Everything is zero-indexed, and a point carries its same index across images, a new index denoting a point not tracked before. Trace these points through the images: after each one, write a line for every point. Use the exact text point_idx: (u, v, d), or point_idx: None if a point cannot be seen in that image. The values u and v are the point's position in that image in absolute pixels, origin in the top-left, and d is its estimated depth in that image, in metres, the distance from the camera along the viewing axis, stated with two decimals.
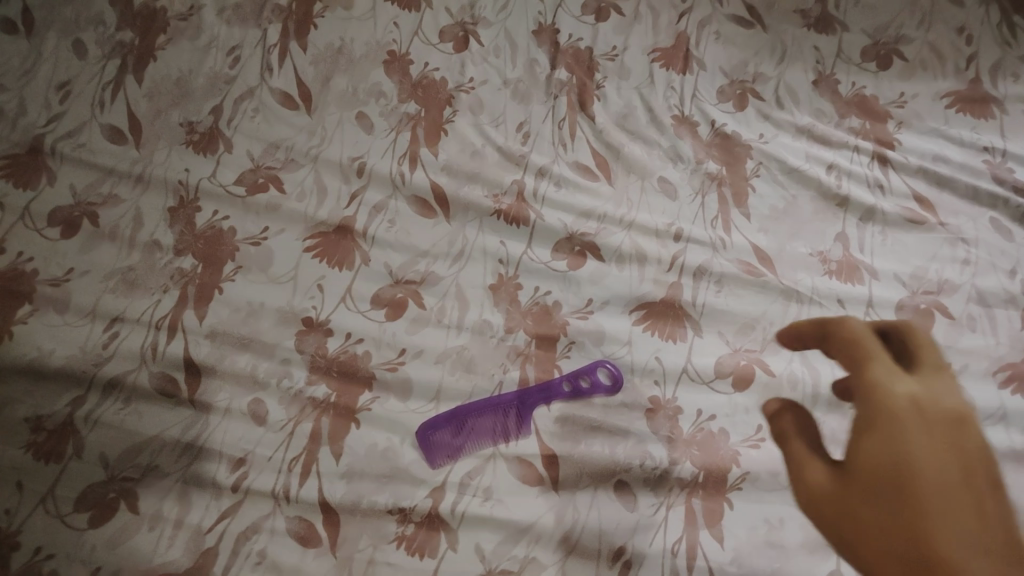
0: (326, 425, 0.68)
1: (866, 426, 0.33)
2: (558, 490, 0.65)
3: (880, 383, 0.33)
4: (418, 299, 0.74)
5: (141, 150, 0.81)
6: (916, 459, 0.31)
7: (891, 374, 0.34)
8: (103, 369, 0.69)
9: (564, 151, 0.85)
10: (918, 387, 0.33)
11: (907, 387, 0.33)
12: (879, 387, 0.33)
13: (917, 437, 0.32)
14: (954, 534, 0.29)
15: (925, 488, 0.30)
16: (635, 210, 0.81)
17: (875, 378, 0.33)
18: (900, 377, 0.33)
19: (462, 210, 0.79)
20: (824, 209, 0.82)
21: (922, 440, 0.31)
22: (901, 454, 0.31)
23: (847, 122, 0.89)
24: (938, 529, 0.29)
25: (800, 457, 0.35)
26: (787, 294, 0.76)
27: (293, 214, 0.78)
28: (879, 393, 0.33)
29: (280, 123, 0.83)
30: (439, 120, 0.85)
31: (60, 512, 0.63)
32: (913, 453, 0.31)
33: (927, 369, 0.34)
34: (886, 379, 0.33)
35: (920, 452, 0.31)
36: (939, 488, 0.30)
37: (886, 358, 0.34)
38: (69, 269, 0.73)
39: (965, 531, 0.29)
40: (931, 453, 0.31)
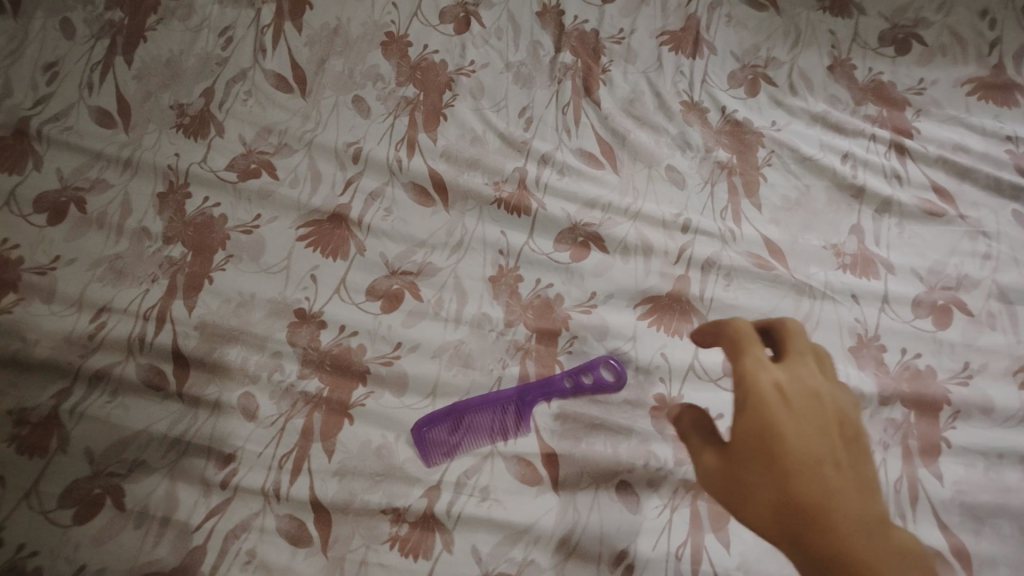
0: (318, 421, 0.65)
1: (743, 406, 0.40)
2: (558, 490, 0.63)
3: (754, 370, 0.41)
4: (414, 290, 0.71)
5: (130, 134, 0.78)
6: (784, 425, 0.39)
7: (760, 364, 0.42)
8: (88, 360, 0.67)
9: (568, 137, 0.82)
10: (783, 372, 0.42)
11: (774, 372, 0.41)
12: (755, 372, 0.41)
13: (781, 413, 0.39)
14: (811, 481, 0.37)
15: (791, 447, 0.38)
16: (641, 199, 0.78)
17: (748, 363, 0.41)
18: (769, 364, 0.42)
19: (462, 198, 0.77)
20: (838, 200, 0.79)
21: (788, 411, 0.40)
22: (772, 424, 0.39)
23: (863, 109, 0.86)
24: (799, 478, 0.38)
25: (695, 448, 0.43)
26: (799, 289, 0.73)
27: (287, 202, 0.75)
28: (749, 380, 0.41)
29: (274, 106, 0.80)
30: (439, 104, 0.82)
31: (43, 508, 0.60)
32: (782, 420, 0.39)
33: (791, 359, 0.43)
34: (755, 369, 0.41)
35: (784, 423, 0.39)
36: (797, 447, 0.38)
37: (759, 348, 0.43)
38: (55, 256, 0.71)
39: (821, 476, 0.38)
40: (791, 418, 0.39)
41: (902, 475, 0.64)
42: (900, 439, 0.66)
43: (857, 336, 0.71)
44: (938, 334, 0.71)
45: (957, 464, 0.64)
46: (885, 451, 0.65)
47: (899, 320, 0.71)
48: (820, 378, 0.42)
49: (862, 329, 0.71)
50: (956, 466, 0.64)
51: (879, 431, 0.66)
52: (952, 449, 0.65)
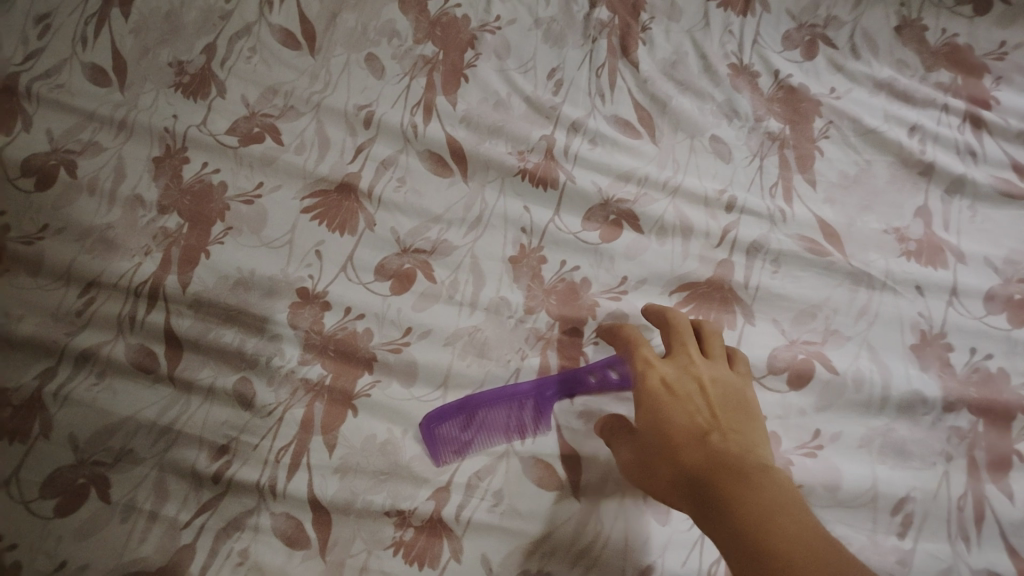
0: (319, 411, 0.60)
1: (639, 402, 0.55)
2: (579, 496, 0.57)
3: (644, 371, 0.56)
4: (427, 271, 0.65)
5: (126, 93, 0.72)
6: (666, 412, 0.53)
7: (647, 365, 0.57)
8: (75, 339, 0.62)
9: (602, 103, 0.74)
10: (671, 367, 0.57)
11: (660, 371, 0.56)
12: (643, 371, 0.56)
13: (665, 401, 0.54)
14: (694, 454, 0.50)
15: (676, 430, 0.52)
16: (681, 173, 0.70)
17: (638, 363, 0.57)
18: (657, 362, 0.57)
19: (482, 168, 0.70)
20: (903, 178, 0.71)
21: (669, 401, 0.54)
22: (658, 413, 0.53)
23: (934, 76, 0.77)
24: (686, 454, 0.50)
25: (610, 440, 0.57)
26: (855, 278, 0.65)
27: (291, 169, 0.69)
28: (640, 373, 0.56)
29: (281, 65, 0.74)
30: (460, 64, 0.75)
31: (23, 497, 0.56)
32: (665, 407, 0.54)
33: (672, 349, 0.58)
34: (644, 369, 0.56)
35: (669, 411, 0.53)
36: (681, 429, 0.52)
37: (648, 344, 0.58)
38: (43, 225, 0.66)
39: (700, 447, 0.50)
40: (672, 405, 0.54)
41: (966, 492, 0.57)
42: (967, 450, 0.58)
43: (920, 332, 0.63)
44: (1014, 332, 0.63)
45: None
46: (949, 464, 0.58)
47: (969, 317, 0.64)
48: (698, 363, 0.57)
49: (926, 324, 0.63)
50: None
51: (943, 441, 0.59)
52: None
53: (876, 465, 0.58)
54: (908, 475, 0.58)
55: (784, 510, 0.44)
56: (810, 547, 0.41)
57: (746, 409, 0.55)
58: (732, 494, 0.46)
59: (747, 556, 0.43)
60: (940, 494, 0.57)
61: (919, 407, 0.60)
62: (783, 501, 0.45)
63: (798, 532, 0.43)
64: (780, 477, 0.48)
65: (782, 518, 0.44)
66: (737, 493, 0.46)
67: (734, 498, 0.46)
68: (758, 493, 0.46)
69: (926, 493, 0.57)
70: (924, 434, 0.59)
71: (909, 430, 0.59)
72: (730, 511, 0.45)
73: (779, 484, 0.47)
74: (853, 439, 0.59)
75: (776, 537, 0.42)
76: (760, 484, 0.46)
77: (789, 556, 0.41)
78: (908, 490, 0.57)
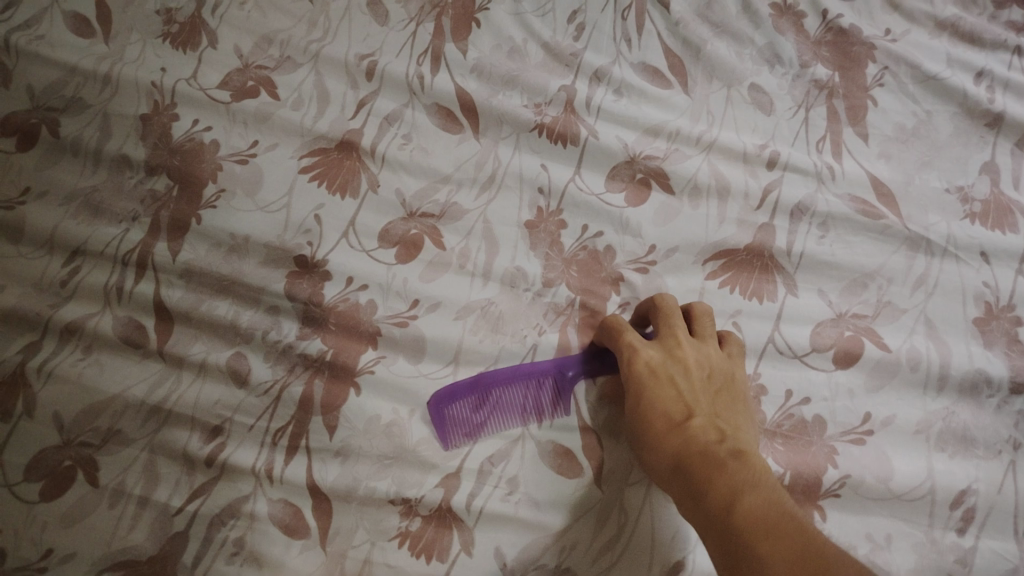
0: (319, 389, 0.55)
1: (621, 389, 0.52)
2: (600, 485, 0.54)
3: (630, 358, 0.52)
4: (435, 237, 0.60)
5: (111, 45, 0.67)
6: (650, 399, 0.51)
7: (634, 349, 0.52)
8: (60, 311, 0.57)
9: (628, 49, 0.66)
10: (656, 350, 0.53)
11: (647, 356, 0.52)
12: (628, 359, 0.52)
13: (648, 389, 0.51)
14: (676, 442, 0.49)
15: (657, 416, 0.50)
16: (717, 126, 0.63)
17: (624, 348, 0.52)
18: (644, 345, 0.53)
19: (495, 123, 0.63)
20: (967, 131, 0.64)
21: (653, 385, 0.51)
22: (640, 400, 0.51)
23: (1005, 14, 0.69)
24: (667, 442, 0.49)
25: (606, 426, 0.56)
26: (912, 243, 0.59)
27: (288, 126, 0.63)
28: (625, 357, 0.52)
29: (276, 11, 0.68)
30: (471, 7, 0.67)
31: (7, 480, 0.52)
32: (648, 394, 0.51)
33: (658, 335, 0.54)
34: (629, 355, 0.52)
35: (651, 399, 0.51)
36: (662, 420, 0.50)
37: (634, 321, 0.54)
38: (25, 189, 0.61)
39: (680, 434, 0.49)
40: (657, 394, 0.51)
41: None
42: None
43: (984, 305, 0.58)
44: None
45: None
46: (1015, 453, 0.54)
47: None
48: (686, 348, 0.53)
49: (992, 296, 0.58)
50: None
51: (1009, 427, 0.54)
52: None
53: (933, 454, 0.53)
54: (969, 466, 0.53)
55: (761, 496, 0.44)
56: (779, 529, 0.40)
57: (733, 396, 0.52)
58: (710, 479, 0.45)
59: (726, 545, 0.42)
60: (1005, 487, 0.53)
61: (983, 388, 0.55)
62: (761, 488, 0.44)
63: (768, 515, 0.42)
64: (760, 464, 0.47)
65: (757, 505, 0.43)
66: (712, 478, 0.45)
67: (711, 485, 0.45)
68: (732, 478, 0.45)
69: (990, 486, 0.53)
70: (988, 419, 0.55)
71: (972, 415, 0.55)
72: (710, 499, 0.45)
73: (758, 471, 0.46)
74: (908, 424, 0.54)
75: (751, 522, 0.42)
76: (737, 471, 0.46)
77: (762, 544, 0.40)
78: (970, 483, 0.52)
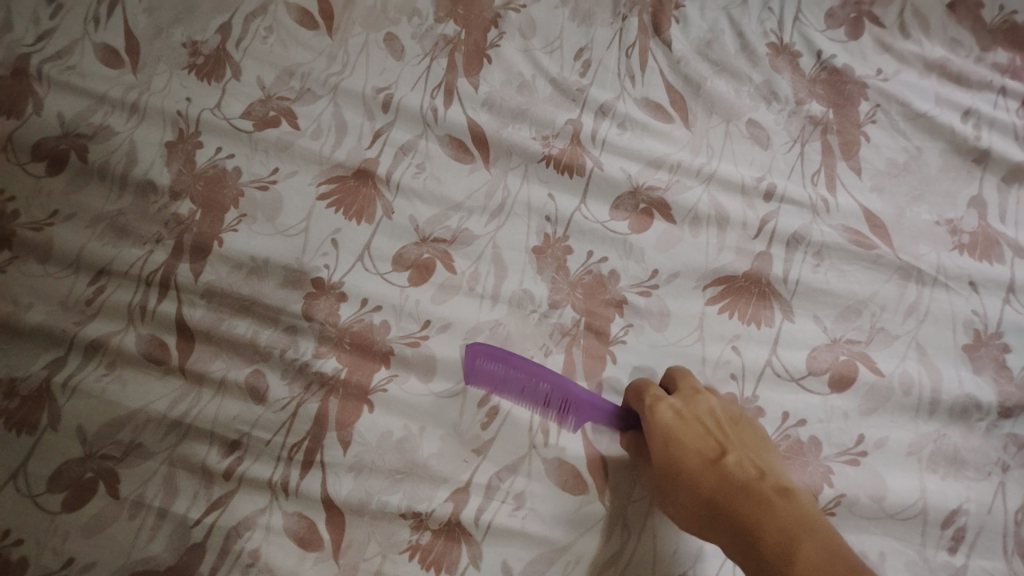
0: (334, 407, 0.57)
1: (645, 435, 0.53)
2: (604, 498, 0.56)
3: (654, 405, 0.53)
4: (447, 261, 0.62)
5: (139, 75, 0.70)
6: (680, 441, 0.52)
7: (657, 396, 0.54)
8: (84, 329, 0.60)
9: (632, 85, 0.70)
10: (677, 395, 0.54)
11: (670, 401, 0.53)
12: (652, 405, 0.53)
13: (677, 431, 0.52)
14: (714, 485, 0.50)
15: (690, 458, 0.51)
16: (716, 159, 0.66)
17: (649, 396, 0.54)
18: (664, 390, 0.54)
19: (505, 154, 0.66)
20: (956, 166, 0.67)
21: (681, 429, 0.52)
22: (671, 442, 0.52)
23: (991, 56, 0.72)
24: (703, 486, 0.50)
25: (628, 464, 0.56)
26: (904, 272, 0.62)
27: (307, 155, 0.66)
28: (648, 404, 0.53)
29: (297, 45, 0.71)
30: (483, 44, 0.71)
31: (31, 492, 0.54)
32: (678, 437, 0.52)
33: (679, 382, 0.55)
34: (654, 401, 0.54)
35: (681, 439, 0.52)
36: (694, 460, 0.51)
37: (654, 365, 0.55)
38: (53, 212, 0.64)
39: (718, 476, 0.50)
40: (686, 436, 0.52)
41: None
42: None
43: (974, 332, 0.60)
44: None
45: None
46: (1004, 474, 0.55)
47: None
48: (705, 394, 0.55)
49: (981, 324, 0.60)
50: None
51: (998, 449, 0.56)
52: None
53: (925, 475, 0.55)
54: (960, 487, 0.55)
55: (813, 539, 0.45)
56: None
57: (754, 434, 0.54)
58: (757, 524, 0.47)
59: None
60: (995, 508, 0.54)
61: (973, 413, 0.57)
62: (811, 529, 0.46)
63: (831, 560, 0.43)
64: (802, 500, 0.48)
65: (812, 549, 0.44)
66: (760, 521, 0.47)
67: (761, 529, 0.46)
68: (778, 519, 0.46)
69: (980, 506, 0.54)
70: (978, 441, 0.56)
71: (962, 437, 0.56)
72: (760, 544, 0.46)
73: (801, 510, 0.47)
74: (900, 445, 0.56)
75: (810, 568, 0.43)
76: (781, 512, 0.47)
77: None
78: (961, 503, 0.54)
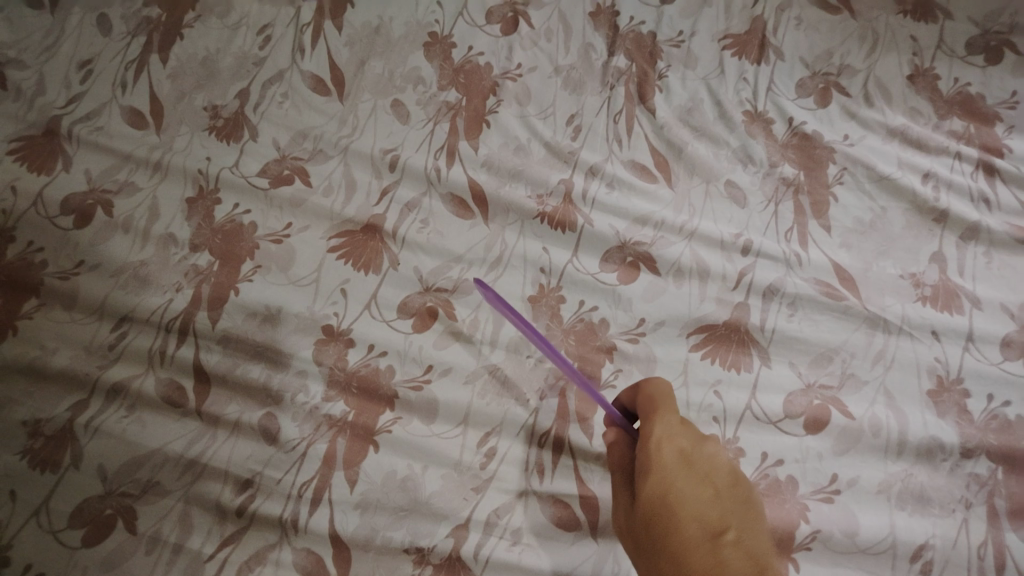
0: (342, 447, 0.61)
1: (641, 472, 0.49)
2: (596, 537, 0.58)
3: (658, 441, 0.49)
4: (448, 310, 0.67)
5: (162, 135, 0.75)
6: (677, 492, 0.47)
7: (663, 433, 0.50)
8: (107, 373, 0.63)
9: (620, 148, 0.76)
10: (685, 439, 0.50)
11: (676, 442, 0.49)
12: (658, 440, 0.49)
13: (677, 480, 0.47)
14: (703, 552, 0.44)
15: (684, 517, 0.46)
16: (698, 217, 0.72)
17: (654, 428, 0.50)
18: (674, 429, 0.50)
19: (503, 211, 0.72)
20: (918, 225, 0.72)
21: (682, 475, 0.48)
22: (667, 491, 0.47)
23: (948, 124, 0.78)
24: (691, 548, 0.44)
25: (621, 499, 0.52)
26: (872, 322, 0.67)
27: (319, 211, 0.71)
28: (651, 437, 0.50)
29: (311, 109, 0.77)
30: (482, 109, 0.77)
31: (52, 527, 0.57)
32: (674, 488, 0.47)
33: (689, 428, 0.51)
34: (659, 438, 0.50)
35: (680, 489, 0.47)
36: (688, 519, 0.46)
37: (668, 405, 0.52)
38: (79, 262, 0.68)
39: (709, 544, 0.44)
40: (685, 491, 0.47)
41: (986, 540, 0.58)
42: (986, 497, 0.59)
43: (936, 378, 0.64)
44: None
45: None
46: (967, 511, 0.59)
47: (985, 362, 0.65)
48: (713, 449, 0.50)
49: (943, 370, 0.64)
50: None
51: (961, 488, 0.60)
52: None
53: (894, 512, 0.59)
54: (926, 523, 0.58)
55: None
56: None
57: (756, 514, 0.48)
58: None
59: None
60: (958, 542, 0.58)
61: (938, 453, 0.61)
62: None
63: None
64: None
65: None
66: None
67: None
68: None
69: (945, 541, 0.58)
70: (943, 480, 0.60)
71: (928, 476, 0.60)
72: None
73: None
74: (870, 484, 0.60)
75: None
76: None
77: None
78: (927, 537, 0.58)
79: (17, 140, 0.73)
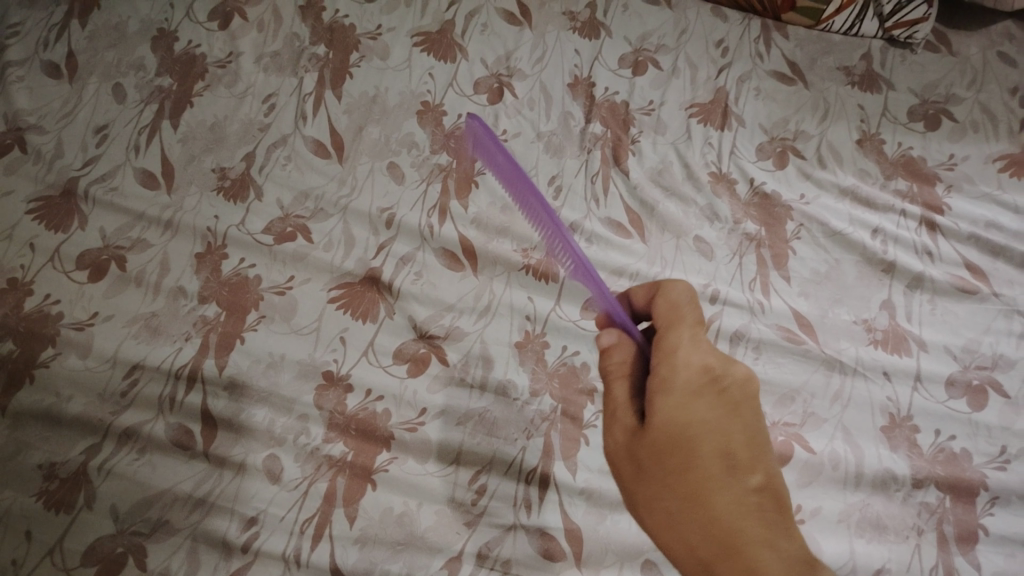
0: (341, 486, 0.65)
1: (661, 393, 0.43)
2: (581, 566, 0.62)
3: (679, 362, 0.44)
4: (441, 355, 0.72)
5: (172, 196, 0.81)
6: (696, 422, 0.41)
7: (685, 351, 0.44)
8: (119, 418, 0.67)
9: (597, 206, 0.83)
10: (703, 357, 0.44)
11: (697, 364, 0.44)
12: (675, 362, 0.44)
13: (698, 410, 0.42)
14: (728, 500, 0.39)
15: (702, 450, 0.41)
16: (669, 268, 0.78)
17: (672, 346, 0.44)
18: (695, 348, 0.44)
19: (490, 264, 0.78)
20: (869, 275, 0.79)
21: (702, 399, 0.42)
22: (681, 420, 0.42)
23: (893, 183, 0.86)
24: (714, 493, 0.40)
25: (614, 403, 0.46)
26: (829, 364, 0.73)
27: (320, 265, 0.77)
28: (675, 355, 0.44)
29: (312, 171, 0.83)
30: (471, 172, 0.84)
31: (66, 565, 0.60)
32: (690, 416, 0.42)
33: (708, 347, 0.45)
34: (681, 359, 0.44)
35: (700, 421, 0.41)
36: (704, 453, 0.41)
37: (690, 320, 0.46)
38: (93, 313, 0.72)
39: (731, 489, 0.40)
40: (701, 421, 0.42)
41: (937, 563, 0.63)
42: (936, 524, 0.65)
43: (889, 415, 0.70)
44: (974, 415, 0.71)
45: (994, 553, 0.64)
46: (920, 537, 0.64)
47: (932, 401, 0.71)
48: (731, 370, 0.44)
49: (895, 408, 0.70)
50: (993, 555, 0.64)
51: (914, 516, 0.65)
52: (989, 537, 0.65)
53: (854, 539, 0.64)
54: (884, 548, 0.63)
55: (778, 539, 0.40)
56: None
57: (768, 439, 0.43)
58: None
59: None
60: (912, 566, 0.63)
61: (892, 484, 0.66)
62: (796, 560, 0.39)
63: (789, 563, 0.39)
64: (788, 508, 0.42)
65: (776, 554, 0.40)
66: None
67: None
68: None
69: (900, 565, 0.63)
70: (897, 509, 0.65)
71: (884, 505, 0.65)
72: None
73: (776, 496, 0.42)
74: (832, 513, 0.65)
75: None
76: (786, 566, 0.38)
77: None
78: (884, 562, 0.63)
79: (36, 200, 0.78)
